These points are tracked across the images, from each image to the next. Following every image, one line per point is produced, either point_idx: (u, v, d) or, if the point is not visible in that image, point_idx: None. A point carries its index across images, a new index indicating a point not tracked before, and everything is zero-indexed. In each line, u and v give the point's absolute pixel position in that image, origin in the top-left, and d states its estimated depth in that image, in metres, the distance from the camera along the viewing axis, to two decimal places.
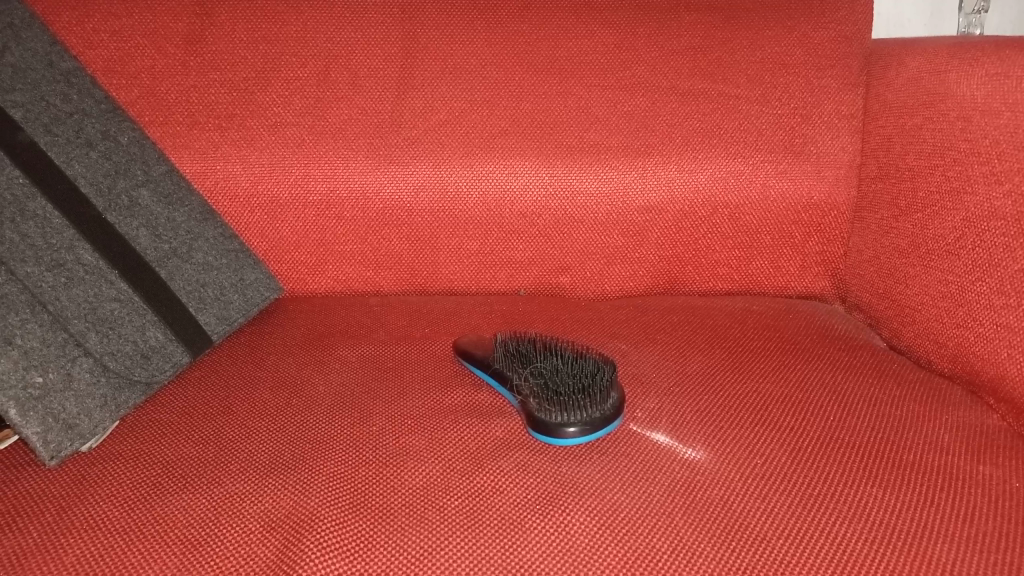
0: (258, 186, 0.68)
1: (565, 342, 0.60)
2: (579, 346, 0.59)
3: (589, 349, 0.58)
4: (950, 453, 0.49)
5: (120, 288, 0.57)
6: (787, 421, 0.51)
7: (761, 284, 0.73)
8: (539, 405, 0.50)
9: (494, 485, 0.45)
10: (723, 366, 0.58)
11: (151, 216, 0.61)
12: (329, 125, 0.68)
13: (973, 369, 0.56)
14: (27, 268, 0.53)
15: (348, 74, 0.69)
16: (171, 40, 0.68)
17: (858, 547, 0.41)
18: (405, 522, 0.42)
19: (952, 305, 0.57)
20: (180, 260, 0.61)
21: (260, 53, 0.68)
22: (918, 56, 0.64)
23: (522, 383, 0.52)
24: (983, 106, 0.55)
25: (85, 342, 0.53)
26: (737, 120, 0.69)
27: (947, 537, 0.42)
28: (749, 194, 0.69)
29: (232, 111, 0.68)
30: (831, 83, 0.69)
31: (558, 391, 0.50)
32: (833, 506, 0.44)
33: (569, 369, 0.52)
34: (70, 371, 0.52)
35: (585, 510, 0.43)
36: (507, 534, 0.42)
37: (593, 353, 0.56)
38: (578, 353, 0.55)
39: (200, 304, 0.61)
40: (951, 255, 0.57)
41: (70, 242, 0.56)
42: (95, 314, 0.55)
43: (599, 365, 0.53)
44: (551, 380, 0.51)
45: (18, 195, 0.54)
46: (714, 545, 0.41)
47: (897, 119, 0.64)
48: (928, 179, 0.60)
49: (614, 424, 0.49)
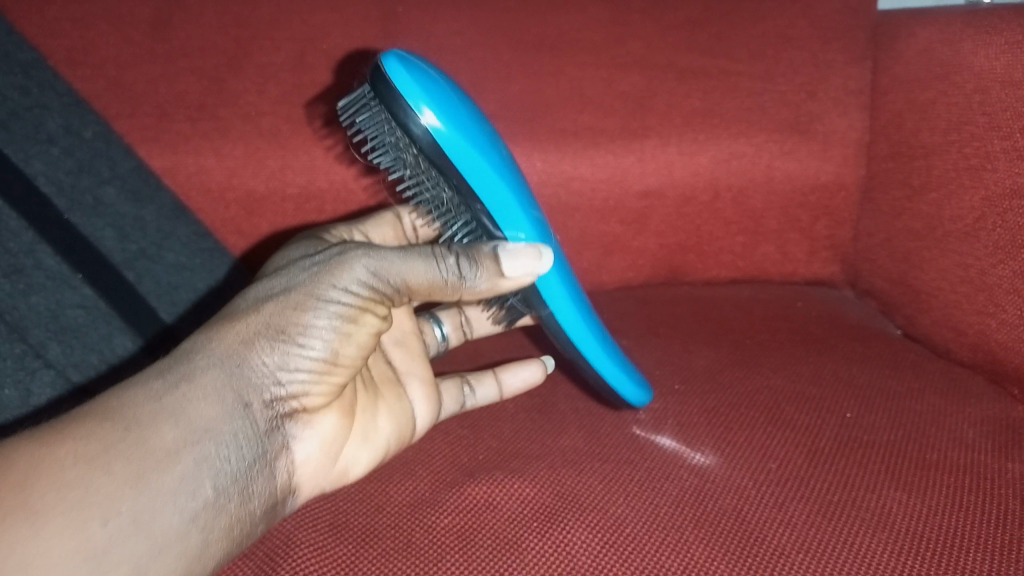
0: (232, 180, 0.63)
1: (345, 121, 0.47)
2: (342, 113, 0.46)
3: (344, 108, 0.45)
4: (976, 451, 0.45)
5: (83, 293, 0.59)
6: (801, 420, 0.48)
7: (768, 271, 0.69)
8: (450, 186, 0.43)
9: (486, 499, 0.42)
10: (731, 361, 0.54)
11: (117, 217, 0.63)
12: (307, 113, 0.63)
13: (996, 358, 0.52)
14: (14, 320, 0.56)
15: (324, 58, 0.63)
16: (136, 27, 0.62)
17: (886, 561, 0.38)
18: (391, 545, 0.39)
19: (971, 291, 0.54)
20: (148, 260, 0.63)
21: (231, 39, 0.63)
22: (928, 26, 0.60)
23: (450, 213, 0.46)
24: (1003, 77, 0.51)
25: (45, 353, 0.55)
26: (739, 98, 0.65)
27: (979, 546, 0.38)
28: (752, 176, 0.65)
29: (203, 100, 0.62)
30: (837, 57, 0.66)
31: (416, 156, 0.42)
32: (855, 514, 0.41)
33: (391, 157, 0.45)
34: (29, 387, 0.53)
35: (585, 526, 0.40)
36: (502, 554, 0.39)
37: (360, 107, 0.43)
38: (369, 136, 0.45)
39: (172, 306, 0.62)
40: (970, 237, 0.54)
41: (30, 246, 0.59)
42: (57, 321, 0.57)
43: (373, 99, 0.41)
44: (419, 174, 0.44)
45: (17, 251, 0.58)
46: (728, 563, 0.38)
47: (907, 93, 0.61)
48: (944, 156, 0.56)
49: (443, 84, 0.40)
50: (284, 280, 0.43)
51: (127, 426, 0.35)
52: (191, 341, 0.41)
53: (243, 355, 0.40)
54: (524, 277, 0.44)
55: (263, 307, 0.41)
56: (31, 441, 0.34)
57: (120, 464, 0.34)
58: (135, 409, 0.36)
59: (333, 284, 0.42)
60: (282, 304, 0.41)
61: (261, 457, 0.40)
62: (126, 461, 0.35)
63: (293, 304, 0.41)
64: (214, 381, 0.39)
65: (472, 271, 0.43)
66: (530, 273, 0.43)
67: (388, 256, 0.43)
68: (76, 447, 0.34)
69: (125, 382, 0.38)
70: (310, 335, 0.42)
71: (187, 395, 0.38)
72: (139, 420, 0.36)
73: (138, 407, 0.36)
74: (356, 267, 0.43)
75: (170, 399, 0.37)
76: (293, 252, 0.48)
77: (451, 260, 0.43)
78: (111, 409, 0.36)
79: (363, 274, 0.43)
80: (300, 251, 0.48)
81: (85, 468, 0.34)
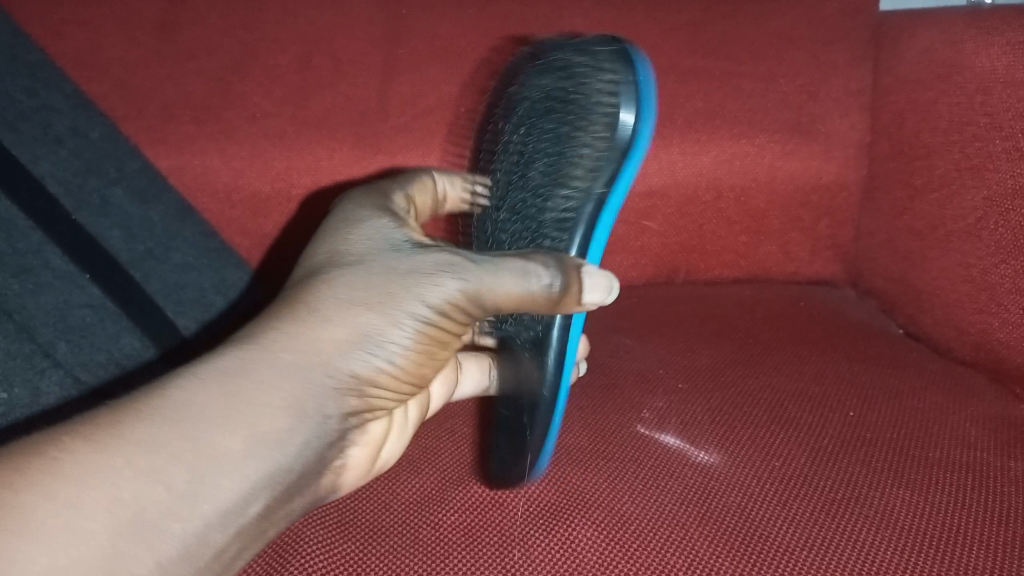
0: (239, 181, 0.62)
1: None
2: None
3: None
4: (978, 449, 0.46)
5: (91, 293, 0.65)
6: (805, 418, 0.48)
7: (769, 270, 0.69)
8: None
9: (492, 496, 0.43)
10: (733, 360, 0.55)
11: (124, 216, 0.67)
12: (313, 114, 0.63)
13: (997, 357, 0.53)
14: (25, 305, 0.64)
15: (330, 61, 0.63)
16: (143, 28, 0.62)
17: (887, 558, 0.38)
18: (397, 542, 0.40)
19: (974, 290, 0.54)
20: (156, 261, 0.67)
21: (237, 42, 0.62)
22: (929, 27, 0.60)
23: None
24: (1005, 78, 0.52)
25: (53, 352, 0.61)
26: (741, 99, 0.65)
27: (980, 544, 0.39)
28: (756, 176, 0.65)
29: (208, 102, 0.62)
30: (840, 57, 0.66)
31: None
32: (858, 511, 0.41)
33: None
34: (38, 384, 0.59)
35: (591, 524, 0.40)
36: (508, 551, 0.39)
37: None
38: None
39: (178, 307, 0.66)
40: (972, 237, 0.54)
41: (37, 246, 0.66)
42: (64, 322, 0.63)
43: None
44: None
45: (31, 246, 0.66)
46: (733, 560, 0.38)
47: (909, 94, 0.61)
48: (946, 156, 0.57)
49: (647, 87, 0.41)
50: (362, 269, 0.37)
51: (181, 431, 0.30)
52: (251, 331, 0.35)
53: (305, 362, 0.34)
54: (592, 300, 0.41)
55: (333, 300, 0.36)
56: (70, 440, 0.29)
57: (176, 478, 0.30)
58: (201, 408, 0.31)
59: (418, 282, 0.37)
60: (358, 299, 0.36)
61: (316, 473, 0.35)
62: (186, 470, 0.30)
63: (371, 301, 0.36)
64: (280, 390, 0.33)
65: (555, 281, 0.39)
66: (601, 300, 0.42)
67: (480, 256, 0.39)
68: (112, 457, 0.29)
69: (165, 383, 0.32)
70: (383, 340, 0.36)
71: (253, 400, 0.32)
72: (195, 427, 0.31)
73: (202, 408, 0.31)
74: (450, 263, 0.38)
75: (235, 400, 0.32)
76: (354, 232, 0.40)
77: (543, 272, 0.39)
78: (171, 406, 0.31)
79: (454, 272, 0.38)
80: (364, 234, 0.40)
81: (139, 482, 0.29)
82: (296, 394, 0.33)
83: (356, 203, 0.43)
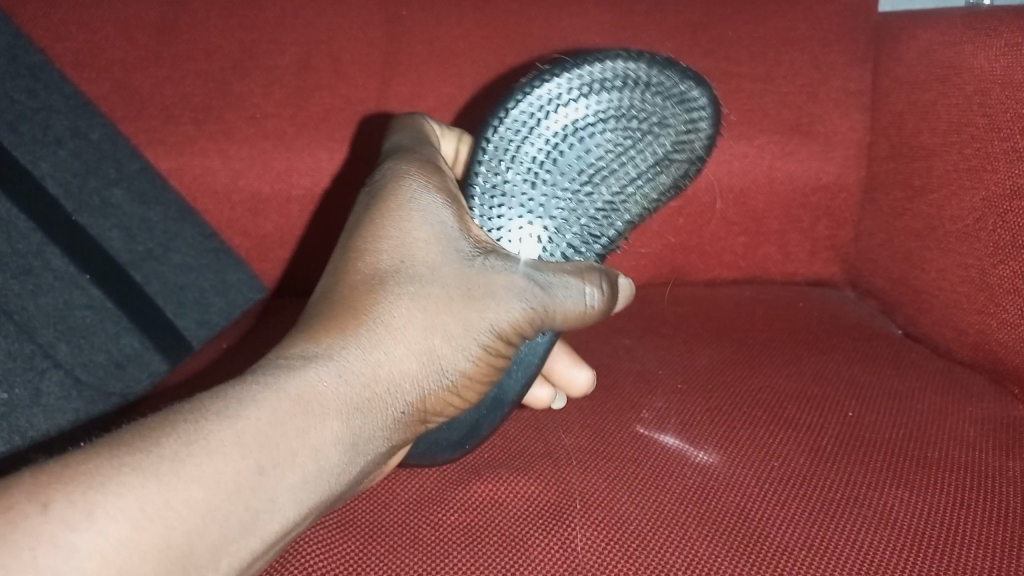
0: (238, 182, 0.62)
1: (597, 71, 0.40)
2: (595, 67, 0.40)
3: (633, 67, 0.40)
4: (977, 449, 0.46)
5: (91, 294, 0.65)
6: (805, 418, 0.48)
7: (769, 271, 0.69)
8: (588, 222, 0.43)
9: (492, 496, 0.43)
10: (734, 361, 0.55)
11: (124, 218, 0.66)
12: (311, 115, 0.63)
13: (997, 357, 0.53)
14: (30, 303, 0.64)
15: (329, 62, 0.63)
16: (142, 30, 0.62)
17: (885, 558, 0.38)
18: (397, 543, 0.40)
19: (972, 291, 0.54)
20: (156, 262, 0.67)
21: (236, 43, 0.63)
22: (928, 29, 0.60)
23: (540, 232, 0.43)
24: (1003, 78, 0.52)
25: (54, 353, 0.61)
26: (740, 99, 0.65)
27: (979, 543, 0.39)
28: (755, 177, 0.66)
29: (207, 103, 0.62)
30: (839, 58, 0.66)
31: (616, 185, 0.43)
32: (857, 511, 0.41)
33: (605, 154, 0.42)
34: (39, 386, 0.59)
35: (590, 524, 0.41)
36: (507, 551, 0.39)
37: (649, 110, 0.41)
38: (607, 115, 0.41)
39: (180, 308, 0.67)
40: (971, 237, 0.54)
41: (37, 248, 0.66)
42: (64, 323, 0.64)
43: (677, 144, 0.42)
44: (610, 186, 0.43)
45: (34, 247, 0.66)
46: (732, 559, 0.38)
47: (908, 95, 0.62)
48: (944, 157, 0.57)
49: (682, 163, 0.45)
50: (435, 285, 0.37)
51: (263, 466, 0.30)
52: (321, 344, 0.34)
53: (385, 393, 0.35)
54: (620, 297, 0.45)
55: (407, 320, 0.36)
56: (144, 476, 0.27)
57: (265, 509, 0.30)
58: (295, 443, 0.31)
59: (489, 305, 0.37)
60: (431, 321, 0.36)
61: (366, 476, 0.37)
62: (276, 503, 0.31)
63: (444, 325, 0.36)
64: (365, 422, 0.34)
65: (597, 298, 0.40)
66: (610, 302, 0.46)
67: (543, 273, 0.39)
68: (217, 500, 0.29)
69: (230, 401, 0.31)
70: (453, 364, 0.37)
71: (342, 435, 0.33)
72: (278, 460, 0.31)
73: (297, 443, 0.31)
74: (518, 284, 0.38)
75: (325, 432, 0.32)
76: (412, 222, 0.38)
77: (593, 290, 0.40)
78: (250, 436, 0.30)
79: (524, 296, 0.38)
80: (425, 228, 0.38)
81: (233, 517, 0.29)
82: (376, 423, 0.34)
83: (405, 168, 0.40)
